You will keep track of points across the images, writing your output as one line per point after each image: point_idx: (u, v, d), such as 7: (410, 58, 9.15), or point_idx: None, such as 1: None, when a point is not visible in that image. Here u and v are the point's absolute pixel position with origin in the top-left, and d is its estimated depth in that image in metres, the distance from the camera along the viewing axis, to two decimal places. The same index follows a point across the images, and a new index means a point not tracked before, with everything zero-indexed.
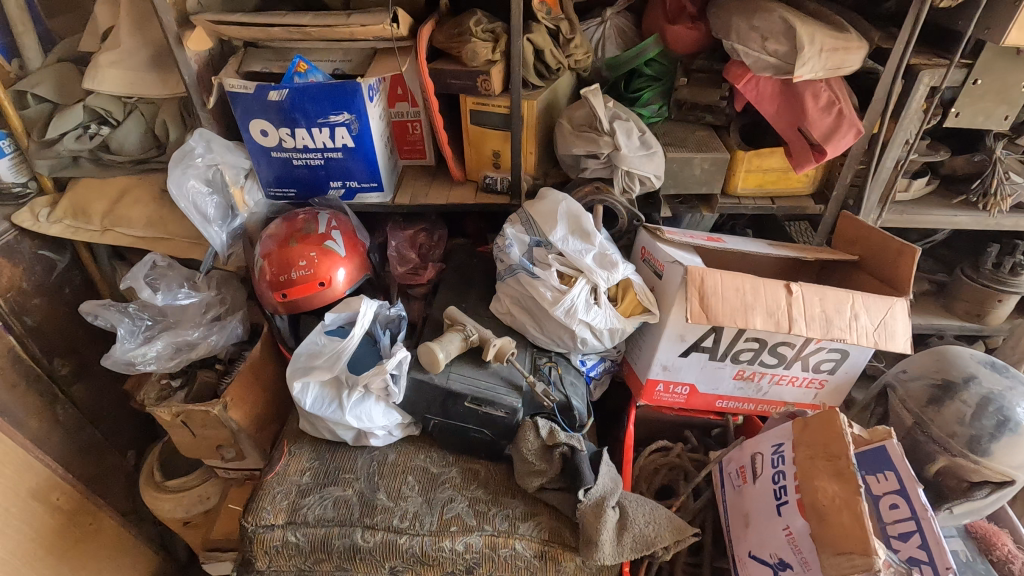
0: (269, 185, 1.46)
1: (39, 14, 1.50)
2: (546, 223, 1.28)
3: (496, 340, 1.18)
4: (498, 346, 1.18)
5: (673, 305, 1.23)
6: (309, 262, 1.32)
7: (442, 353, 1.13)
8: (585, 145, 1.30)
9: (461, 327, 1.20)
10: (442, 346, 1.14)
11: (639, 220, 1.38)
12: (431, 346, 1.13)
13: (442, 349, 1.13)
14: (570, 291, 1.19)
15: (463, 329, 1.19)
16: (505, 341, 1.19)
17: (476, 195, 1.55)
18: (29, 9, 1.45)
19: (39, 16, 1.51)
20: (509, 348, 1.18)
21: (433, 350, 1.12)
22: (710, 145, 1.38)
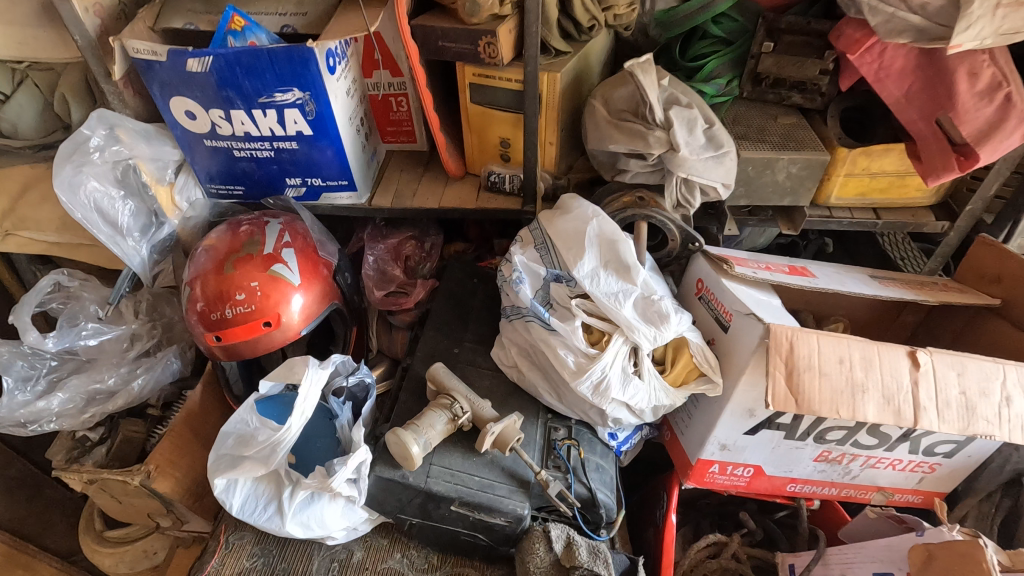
0: (209, 181, 1.12)
1: None
2: (568, 251, 0.93)
3: (493, 426, 0.84)
4: (495, 430, 0.85)
5: (744, 374, 0.88)
6: (250, 295, 0.99)
7: (416, 444, 0.81)
8: (627, 140, 0.92)
9: (448, 397, 0.88)
10: (417, 434, 0.82)
11: (697, 244, 0.99)
12: (401, 433, 0.81)
13: (416, 440, 0.81)
14: (602, 357, 0.84)
15: (450, 402, 0.87)
16: (507, 421, 0.86)
17: (478, 195, 1.19)
18: None
19: None
20: (509, 440, 0.85)
21: (403, 442, 0.80)
22: (800, 140, 1.00)
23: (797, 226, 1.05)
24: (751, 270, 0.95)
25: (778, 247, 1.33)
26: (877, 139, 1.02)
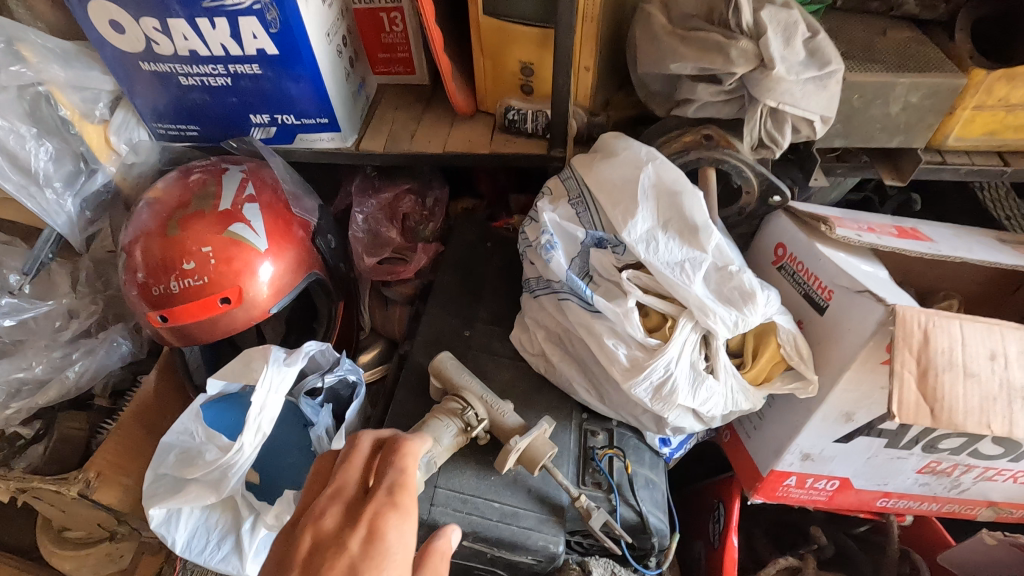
0: (153, 118, 0.89)
1: None
2: (615, 208, 0.71)
3: (520, 440, 0.64)
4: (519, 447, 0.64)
5: (850, 370, 0.66)
6: (201, 264, 0.77)
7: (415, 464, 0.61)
8: (697, 55, 0.68)
9: (457, 400, 0.67)
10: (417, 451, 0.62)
11: (780, 197, 0.76)
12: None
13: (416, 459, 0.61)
14: (667, 350, 0.63)
15: (461, 406, 0.66)
16: (537, 432, 0.65)
17: (492, 138, 0.95)
18: None
19: None
20: (539, 458, 0.64)
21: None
22: (920, 59, 0.75)
23: (905, 177, 0.82)
24: (854, 232, 0.72)
25: (847, 206, 1.08)
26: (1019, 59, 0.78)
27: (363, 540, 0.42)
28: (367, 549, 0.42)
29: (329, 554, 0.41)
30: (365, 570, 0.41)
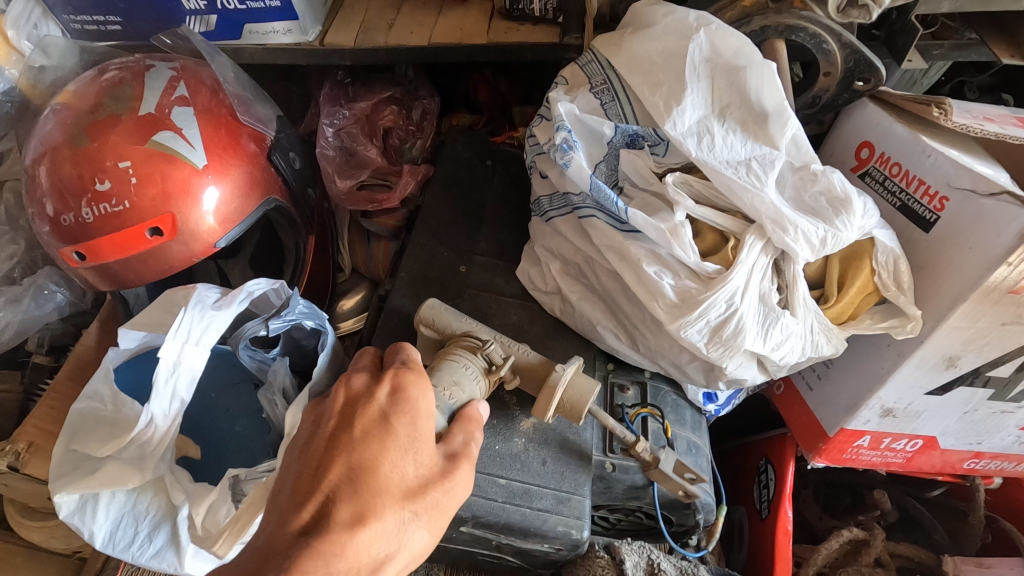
0: (66, 8, 0.72)
1: None
2: (654, 92, 0.53)
3: (565, 370, 0.50)
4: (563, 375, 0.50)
5: (971, 300, 0.50)
6: (122, 184, 0.60)
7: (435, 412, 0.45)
8: None
9: (473, 338, 0.52)
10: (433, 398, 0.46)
11: (870, 78, 0.57)
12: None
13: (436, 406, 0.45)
14: (728, 279, 0.46)
15: (477, 343, 0.51)
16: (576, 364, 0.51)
17: (491, 26, 0.76)
18: None
19: None
20: (584, 400, 0.50)
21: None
22: None
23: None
24: (971, 120, 0.54)
25: None
26: None
27: (401, 397, 0.42)
28: (397, 400, 0.41)
29: (371, 406, 0.41)
30: (394, 416, 0.40)
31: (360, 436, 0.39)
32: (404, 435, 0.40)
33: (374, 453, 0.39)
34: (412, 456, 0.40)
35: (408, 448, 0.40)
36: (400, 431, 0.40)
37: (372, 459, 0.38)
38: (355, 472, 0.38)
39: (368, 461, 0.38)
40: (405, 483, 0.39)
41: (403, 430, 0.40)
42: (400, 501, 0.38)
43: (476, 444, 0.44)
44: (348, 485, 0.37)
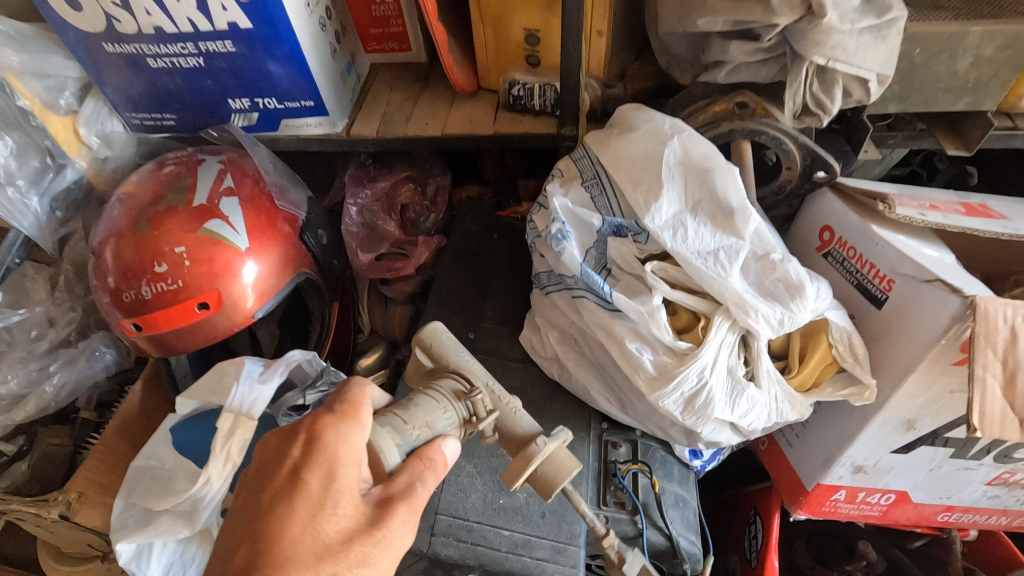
0: (127, 107, 0.82)
1: None
2: (636, 189, 0.61)
3: (545, 447, 0.52)
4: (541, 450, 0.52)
5: (918, 371, 0.56)
6: (176, 266, 0.69)
7: (396, 448, 0.48)
8: (730, 7, 0.58)
9: (460, 381, 0.55)
10: (401, 434, 0.49)
11: (826, 171, 0.66)
12: (373, 431, 0.48)
13: (399, 442, 0.49)
14: (698, 356, 0.54)
15: (464, 391, 0.54)
16: (562, 439, 0.54)
17: (496, 117, 0.86)
18: None
19: None
20: (556, 481, 0.52)
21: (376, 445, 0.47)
22: (994, 3, 0.64)
23: (971, 146, 0.71)
24: (915, 209, 0.62)
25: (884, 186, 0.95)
26: None
27: (315, 447, 0.45)
28: (309, 453, 0.45)
29: (289, 464, 0.45)
30: (305, 471, 0.44)
31: (273, 498, 0.43)
32: (314, 491, 0.44)
33: (280, 513, 0.43)
34: (323, 511, 0.43)
35: (319, 503, 0.43)
36: (311, 488, 0.44)
37: (280, 518, 0.42)
38: (262, 532, 0.42)
39: (277, 521, 0.42)
40: (320, 535, 0.43)
41: (311, 484, 0.43)
42: (310, 560, 0.42)
43: (421, 486, 0.47)
44: (256, 551, 0.41)
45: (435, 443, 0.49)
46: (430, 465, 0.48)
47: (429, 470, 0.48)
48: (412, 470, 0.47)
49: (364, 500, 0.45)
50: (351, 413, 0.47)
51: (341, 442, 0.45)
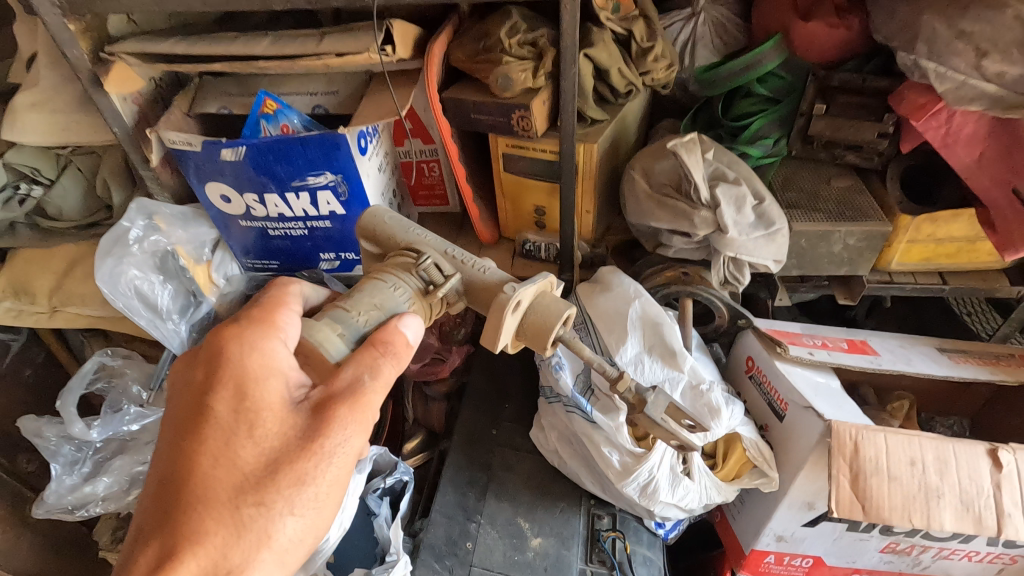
0: (246, 256, 1.13)
1: None
2: (609, 335, 0.89)
3: (517, 289, 0.63)
4: (519, 300, 0.64)
5: (805, 468, 0.82)
6: None
7: (340, 338, 0.58)
8: (670, 219, 0.87)
9: (409, 257, 0.67)
10: (344, 324, 0.59)
11: (746, 320, 0.92)
12: (315, 328, 0.58)
13: (342, 332, 0.59)
14: (649, 458, 0.80)
15: (414, 259, 0.67)
16: (539, 283, 0.67)
17: (513, 262, 1.15)
18: None
19: None
20: (547, 327, 0.65)
21: (320, 341, 0.57)
22: (856, 207, 0.94)
23: (855, 296, 0.99)
24: (805, 350, 0.89)
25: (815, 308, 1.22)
26: (944, 202, 0.94)
27: (230, 373, 0.56)
28: (216, 379, 0.57)
29: (208, 395, 0.57)
30: (217, 393, 0.56)
31: (198, 426, 0.55)
32: (233, 417, 0.56)
33: (205, 440, 0.55)
34: (238, 430, 0.55)
35: (230, 422, 0.56)
36: (230, 415, 0.56)
37: (206, 446, 0.55)
38: (195, 459, 0.54)
39: (207, 447, 0.55)
40: (244, 459, 0.55)
41: (222, 406, 0.56)
42: (230, 489, 0.54)
43: (363, 377, 0.57)
44: (180, 478, 0.54)
45: (391, 325, 0.60)
46: (383, 347, 0.58)
47: (381, 353, 0.58)
48: (362, 362, 0.57)
49: (290, 411, 0.56)
50: (257, 332, 0.57)
51: (251, 364, 0.56)
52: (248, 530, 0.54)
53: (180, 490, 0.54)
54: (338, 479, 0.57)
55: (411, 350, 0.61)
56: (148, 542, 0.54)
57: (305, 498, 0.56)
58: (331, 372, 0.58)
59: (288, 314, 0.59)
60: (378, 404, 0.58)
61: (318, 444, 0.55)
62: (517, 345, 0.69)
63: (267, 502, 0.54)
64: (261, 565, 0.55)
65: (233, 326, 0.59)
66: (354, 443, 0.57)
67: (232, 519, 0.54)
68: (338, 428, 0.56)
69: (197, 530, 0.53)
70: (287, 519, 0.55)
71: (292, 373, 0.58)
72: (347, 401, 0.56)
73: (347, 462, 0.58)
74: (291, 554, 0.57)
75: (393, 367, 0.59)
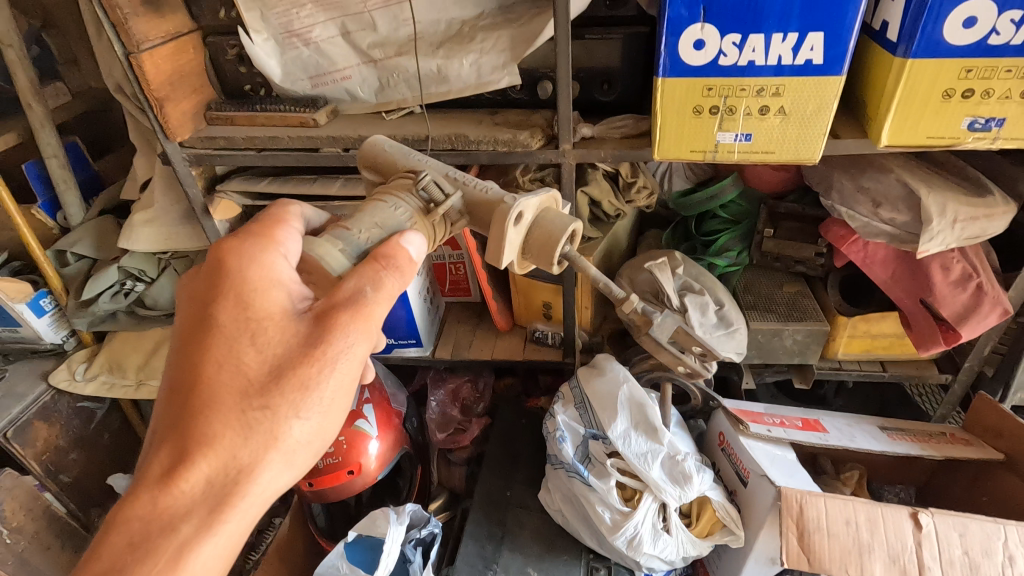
0: None
1: (85, 158, 1.46)
2: (603, 412, 1.08)
3: (518, 199, 0.67)
4: (520, 211, 0.68)
5: (764, 526, 0.99)
6: (337, 449, 1.17)
7: (342, 254, 0.61)
8: (650, 320, 1.11)
9: (408, 178, 0.69)
10: (345, 241, 0.62)
11: (716, 401, 1.16)
12: (316, 244, 0.61)
13: (343, 248, 0.61)
14: (633, 516, 0.99)
15: (413, 179, 0.68)
16: (538, 198, 0.71)
17: (525, 346, 1.39)
18: (69, 159, 1.40)
19: (85, 160, 1.46)
20: (552, 237, 0.70)
21: (320, 255, 0.60)
22: (803, 309, 1.16)
23: (808, 380, 1.20)
24: (764, 427, 1.10)
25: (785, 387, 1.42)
26: (875, 304, 1.16)
27: (232, 285, 0.59)
28: (220, 291, 0.60)
29: (211, 306, 0.60)
30: (222, 305, 0.59)
31: (204, 334, 0.59)
32: (236, 326, 0.59)
33: (210, 347, 0.58)
34: (242, 340, 0.58)
35: (234, 331, 0.58)
36: (233, 323, 0.59)
37: (210, 354, 0.58)
38: (202, 365, 0.58)
39: (212, 355, 0.58)
40: (248, 364, 0.58)
41: (226, 317, 0.59)
42: (238, 393, 0.57)
43: (363, 287, 0.59)
44: (191, 384, 0.58)
45: (393, 241, 0.62)
46: (384, 262, 0.60)
47: (383, 266, 0.60)
48: (363, 275, 0.59)
49: (292, 321, 0.59)
50: (259, 247, 0.61)
51: (253, 275, 0.60)
52: (255, 432, 0.57)
53: (189, 397, 0.58)
54: (341, 385, 0.59)
55: (414, 266, 0.63)
56: (161, 447, 0.57)
57: (309, 402, 0.58)
58: (333, 284, 0.60)
59: (289, 233, 0.63)
60: (383, 315, 0.60)
61: (320, 349, 0.57)
62: (525, 261, 0.74)
63: (271, 405, 0.57)
64: (270, 465, 0.58)
65: (235, 241, 0.62)
66: (358, 349, 0.59)
67: (239, 421, 0.57)
68: (341, 333, 0.58)
69: (207, 432, 0.56)
70: (294, 422, 0.58)
71: (291, 286, 0.61)
72: (350, 308, 0.58)
73: (352, 368, 0.60)
74: (299, 456, 0.59)
75: (394, 280, 0.60)
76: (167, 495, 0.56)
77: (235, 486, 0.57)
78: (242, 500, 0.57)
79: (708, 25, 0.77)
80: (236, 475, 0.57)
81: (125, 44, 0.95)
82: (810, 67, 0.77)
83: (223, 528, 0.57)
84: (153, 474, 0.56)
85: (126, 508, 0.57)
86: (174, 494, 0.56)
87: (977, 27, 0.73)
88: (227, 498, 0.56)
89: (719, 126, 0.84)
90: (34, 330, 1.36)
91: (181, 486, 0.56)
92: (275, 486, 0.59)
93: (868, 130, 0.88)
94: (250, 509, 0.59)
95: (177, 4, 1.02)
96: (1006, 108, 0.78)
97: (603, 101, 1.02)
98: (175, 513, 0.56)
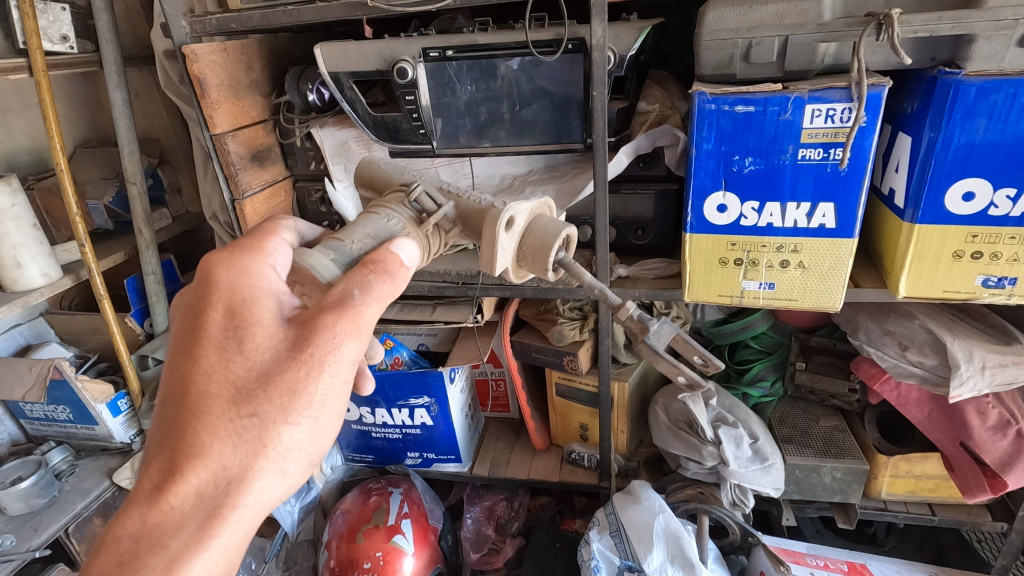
0: (349, 450, 1.46)
1: (174, 272, 1.58)
2: (638, 542, 1.08)
3: (508, 205, 0.67)
4: (512, 217, 0.67)
5: None
6: (374, 565, 1.19)
7: (333, 262, 0.59)
8: (685, 449, 1.14)
9: (402, 191, 0.71)
10: (338, 250, 0.60)
11: (755, 537, 1.14)
12: (307, 254, 0.59)
13: (335, 257, 0.59)
14: None
15: (407, 192, 0.70)
16: (531, 205, 0.71)
17: (561, 467, 1.41)
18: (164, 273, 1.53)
19: (174, 273, 1.59)
20: (550, 242, 0.68)
21: (312, 263, 0.58)
22: (840, 446, 1.17)
23: (852, 520, 1.18)
24: (806, 569, 1.10)
25: (827, 522, 1.37)
26: (916, 445, 1.15)
27: (219, 295, 0.56)
28: (207, 300, 0.56)
29: (198, 317, 0.56)
30: (210, 314, 0.56)
31: (191, 344, 0.55)
32: (223, 336, 0.55)
33: (197, 357, 0.55)
34: (230, 347, 0.55)
35: (221, 340, 0.55)
36: (220, 333, 0.55)
37: (197, 363, 0.55)
38: (188, 377, 0.54)
39: (198, 364, 0.54)
40: (236, 373, 0.54)
41: (212, 326, 0.55)
42: (227, 400, 0.54)
43: (356, 292, 0.55)
44: (178, 395, 0.55)
45: (383, 248, 0.59)
46: (374, 266, 0.57)
47: (372, 271, 0.57)
48: (352, 279, 0.56)
49: (281, 327, 0.56)
50: (246, 255, 0.58)
51: (242, 285, 0.56)
52: (246, 439, 0.54)
53: (176, 409, 0.55)
54: (332, 388, 0.56)
55: (405, 272, 0.60)
56: (153, 460, 0.55)
57: (299, 408, 0.55)
58: (323, 292, 0.57)
59: (277, 243, 0.60)
60: (373, 317, 0.57)
61: (308, 353, 0.54)
62: (519, 271, 0.72)
63: (260, 412, 0.54)
64: (262, 474, 0.55)
65: (221, 250, 0.59)
66: (349, 351, 0.55)
67: (229, 431, 0.54)
68: (328, 335, 0.54)
69: (196, 443, 0.53)
70: (284, 429, 0.55)
71: (278, 293, 0.58)
72: (338, 311, 0.54)
73: (342, 371, 0.56)
74: (292, 463, 0.57)
75: (385, 284, 0.57)
76: (157, 510, 0.53)
77: (226, 497, 0.54)
78: (235, 512, 0.55)
79: (730, 192, 0.88)
80: (227, 485, 0.54)
81: (233, 191, 1.13)
82: (825, 230, 0.86)
83: (215, 542, 0.54)
84: (144, 489, 0.54)
85: (117, 525, 0.54)
86: (164, 508, 0.53)
87: (976, 201, 0.81)
88: (219, 509, 0.54)
89: (743, 276, 0.93)
90: (107, 430, 1.41)
91: (171, 500, 0.53)
92: (268, 496, 0.56)
93: (887, 281, 0.94)
94: (243, 520, 0.56)
95: (277, 157, 1.21)
96: (1016, 270, 0.84)
97: (638, 244, 1.13)
98: (164, 529, 0.53)
